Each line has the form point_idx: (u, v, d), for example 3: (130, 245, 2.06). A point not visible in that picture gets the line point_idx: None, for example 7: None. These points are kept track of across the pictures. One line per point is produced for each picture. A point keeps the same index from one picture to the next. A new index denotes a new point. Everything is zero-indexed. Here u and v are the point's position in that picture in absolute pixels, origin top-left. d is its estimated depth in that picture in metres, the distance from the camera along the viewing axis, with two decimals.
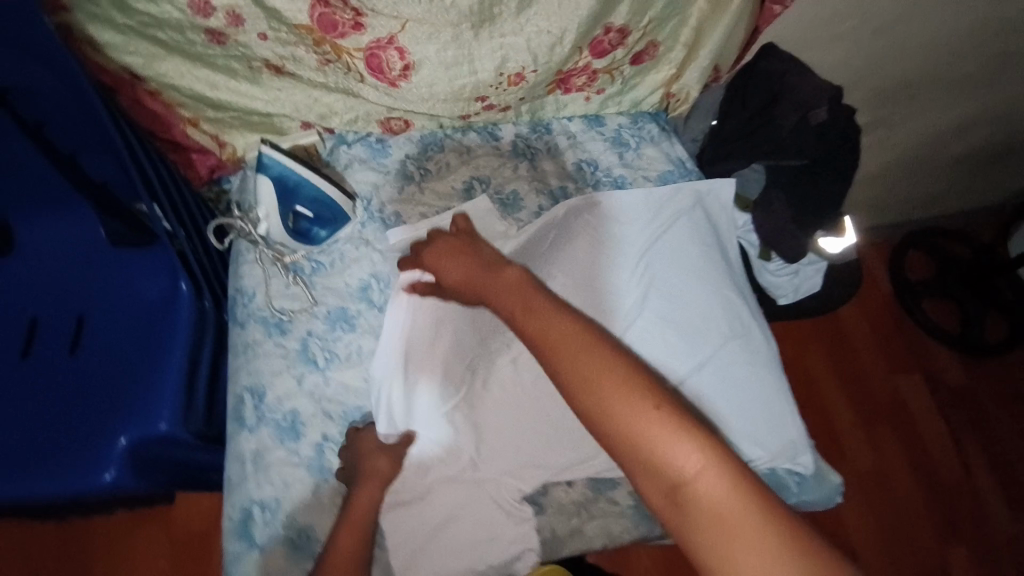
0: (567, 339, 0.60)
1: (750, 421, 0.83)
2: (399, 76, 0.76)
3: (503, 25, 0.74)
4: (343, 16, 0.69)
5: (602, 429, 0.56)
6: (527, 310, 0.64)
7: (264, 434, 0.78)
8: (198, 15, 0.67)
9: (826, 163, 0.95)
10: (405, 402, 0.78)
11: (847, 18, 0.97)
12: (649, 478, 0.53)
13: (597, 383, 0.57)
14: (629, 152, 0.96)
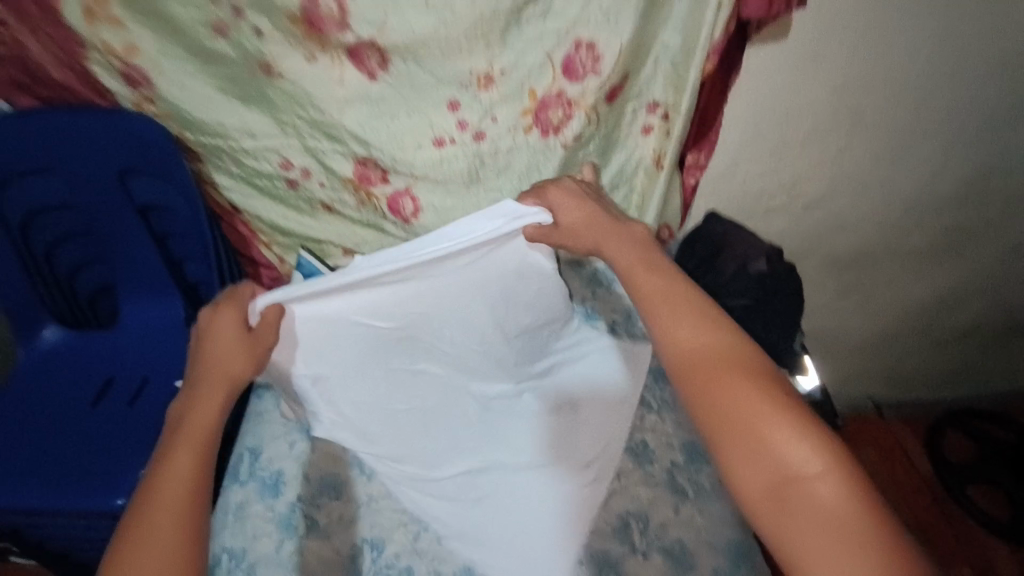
0: (693, 332, 0.67)
1: (514, 529, 0.88)
2: (411, 215, 1.02)
3: (489, 184, 0.99)
4: (374, 173, 0.97)
5: (715, 420, 0.62)
6: (673, 311, 0.69)
7: (250, 488, 0.89)
8: (283, 169, 0.96)
9: (768, 303, 1.09)
10: (388, 300, 0.92)
11: (776, 196, 1.19)
12: (751, 469, 0.59)
13: (730, 380, 0.63)
14: (600, 288, 1.09)
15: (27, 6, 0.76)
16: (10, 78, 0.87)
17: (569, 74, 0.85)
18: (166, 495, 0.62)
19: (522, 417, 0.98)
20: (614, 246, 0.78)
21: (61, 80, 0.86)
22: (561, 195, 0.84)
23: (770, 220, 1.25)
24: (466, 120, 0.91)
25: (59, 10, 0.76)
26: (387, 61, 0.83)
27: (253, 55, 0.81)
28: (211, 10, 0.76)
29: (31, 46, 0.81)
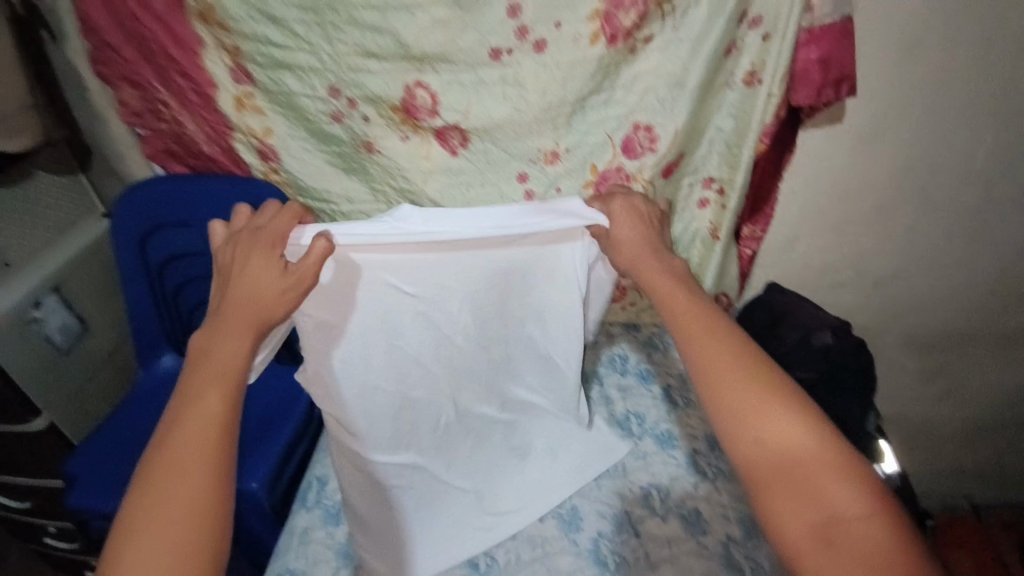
0: (727, 365, 0.63)
1: (398, 528, 0.92)
2: None
3: None
4: None
5: (755, 459, 0.60)
6: (710, 340, 0.65)
7: (315, 514, 0.97)
8: None
9: (834, 378, 1.05)
10: (418, 267, 0.87)
11: (844, 270, 1.18)
12: (794, 511, 0.58)
13: (770, 419, 0.60)
14: (655, 351, 1.15)
15: (195, 92, 0.92)
16: (164, 148, 1.01)
17: (628, 152, 0.94)
18: (190, 433, 0.59)
19: (467, 446, 0.97)
20: (651, 269, 0.74)
21: (207, 151, 1.00)
22: (622, 207, 0.81)
23: (837, 294, 1.23)
24: (533, 191, 1.01)
25: (218, 98, 0.92)
26: (467, 139, 0.96)
27: (358, 135, 0.96)
28: (331, 100, 0.92)
29: (189, 123, 0.96)
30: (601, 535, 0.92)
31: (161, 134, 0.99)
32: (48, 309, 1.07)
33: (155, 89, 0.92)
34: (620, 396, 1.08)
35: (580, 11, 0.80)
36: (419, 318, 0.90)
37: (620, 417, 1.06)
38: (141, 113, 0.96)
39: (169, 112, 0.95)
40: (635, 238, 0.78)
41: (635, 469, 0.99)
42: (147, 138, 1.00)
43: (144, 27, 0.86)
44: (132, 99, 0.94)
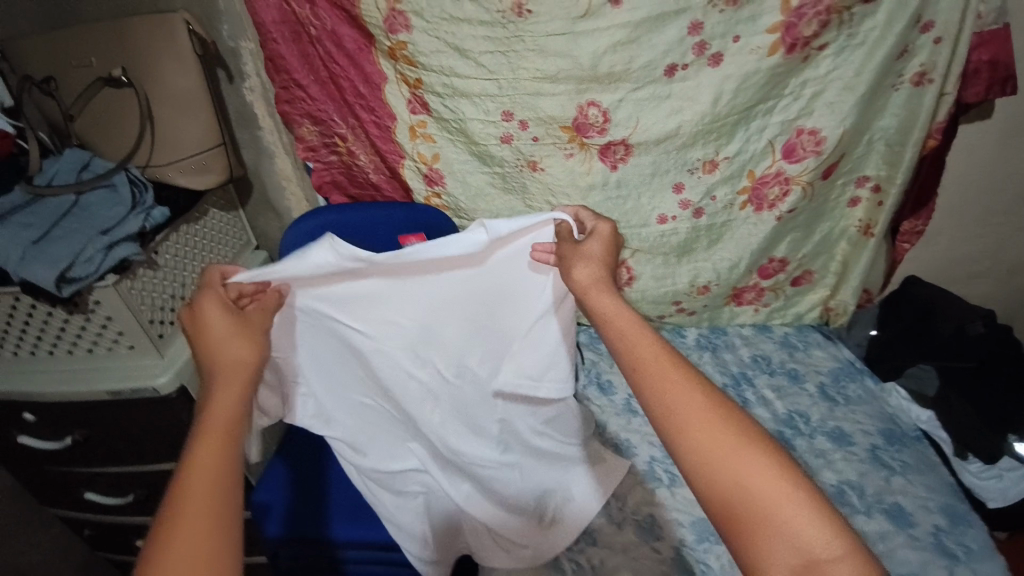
0: (684, 406, 0.49)
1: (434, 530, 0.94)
2: (625, 282, 1.15)
3: (697, 255, 1.10)
4: (623, 274, 1.14)
5: (711, 489, 0.46)
6: (652, 360, 0.52)
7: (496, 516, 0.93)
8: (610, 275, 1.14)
9: (995, 365, 1.07)
10: (364, 310, 0.86)
11: (980, 261, 1.21)
12: (765, 555, 0.43)
13: (729, 444, 0.47)
14: (798, 351, 1.19)
15: (374, 124, 0.96)
16: (329, 180, 1.04)
17: (789, 157, 0.96)
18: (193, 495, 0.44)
19: (448, 476, 0.96)
20: (607, 299, 0.61)
21: (375, 179, 1.04)
22: (600, 247, 0.70)
23: (972, 285, 1.25)
24: (688, 201, 1.03)
25: (397, 127, 0.96)
26: (630, 153, 0.98)
27: (525, 156, 0.98)
28: (503, 124, 0.95)
29: (363, 154, 1.01)
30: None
31: (327, 167, 1.02)
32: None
33: (335, 123, 0.97)
34: (775, 396, 1.11)
35: (762, 23, 0.83)
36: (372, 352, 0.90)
37: (783, 416, 1.07)
38: (314, 148, 0.99)
39: (344, 145, 1.00)
40: (598, 275, 0.65)
41: (820, 468, 0.98)
42: (313, 171, 1.03)
43: (335, 65, 0.90)
44: (309, 135, 0.98)
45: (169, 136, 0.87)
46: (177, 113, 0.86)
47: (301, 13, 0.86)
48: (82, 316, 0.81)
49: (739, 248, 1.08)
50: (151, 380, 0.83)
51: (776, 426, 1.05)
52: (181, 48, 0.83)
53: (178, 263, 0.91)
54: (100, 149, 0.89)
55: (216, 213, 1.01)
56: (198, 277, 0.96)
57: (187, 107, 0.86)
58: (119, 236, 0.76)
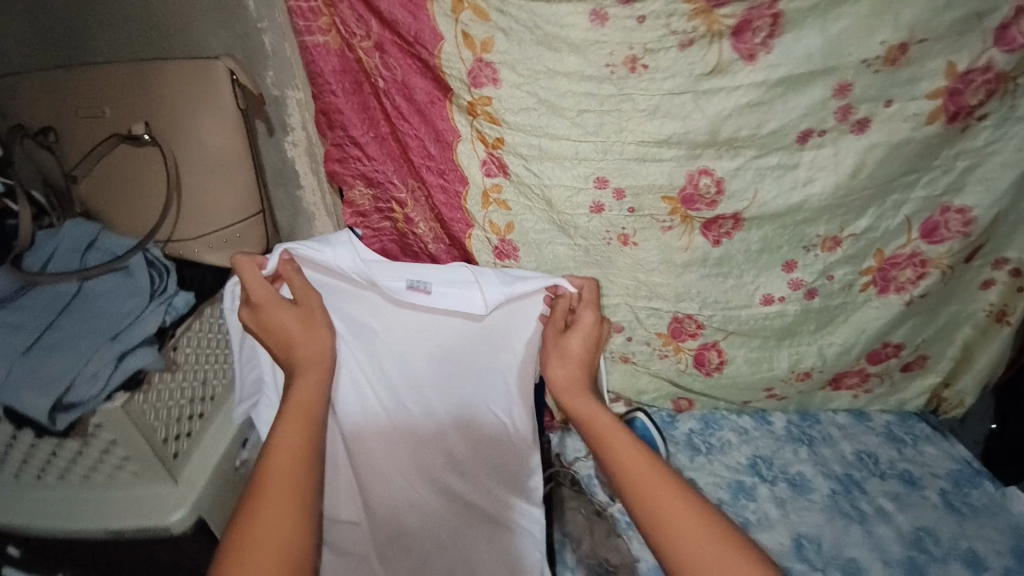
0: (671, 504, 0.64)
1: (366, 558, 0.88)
2: (714, 368, 0.99)
3: (801, 340, 0.95)
4: (713, 358, 0.98)
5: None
6: (635, 458, 0.69)
7: None
8: (696, 365, 0.99)
9: None
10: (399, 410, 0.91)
11: None
12: None
13: (706, 539, 0.61)
14: (907, 447, 1.04)
15: (439, 189, 0.81)
16: (377, 249, 0.89)
17: (929, 237, 0.82)
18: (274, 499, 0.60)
19: (391, 502, 0.91)
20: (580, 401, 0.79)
21: (434, 251, 0.88)
22: (580, 340, 0.82)
23: None
24: (799, 280, 0.87)
25: (469, 193, 0.81)
26: (738, 227, 0.83)
27: (616, 229, 0.83)
28: (596, 192, 0.80)
29: (421, 222, 0.86)
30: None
31: (377, 234, 0.87)
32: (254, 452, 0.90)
33: (393, 187, 0.83)
34: (896, 508, 0.95)
35: (920, 88, 0.70)
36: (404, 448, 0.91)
37: (909, 535, 0.91)
38: (366, 213, 0.85)
39: (401, 212, 0.85)
40: (572, 378, 0.81)
41: None
42: (360, 239, 0.87)
43: (402, 120, 0.76)
44: (362, 198, 0.84)
45: (201, 209, 0.85)
46: (212, 182, 0.82)
47: (369, 64, 0.73)
48: (80, 440, 0.72)
49: (854, 334, 0.92)
50: (163, 515, 0.75)
51: (902, 549, 0.89)
52: (222, 112, 0.78)
53: (198, 360, 0.82)
54: (134, 214, 0.87)
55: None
56: (221, 368, 0.86)
57: (216, 181, 0.83)
58: (129, 345, 0.71)
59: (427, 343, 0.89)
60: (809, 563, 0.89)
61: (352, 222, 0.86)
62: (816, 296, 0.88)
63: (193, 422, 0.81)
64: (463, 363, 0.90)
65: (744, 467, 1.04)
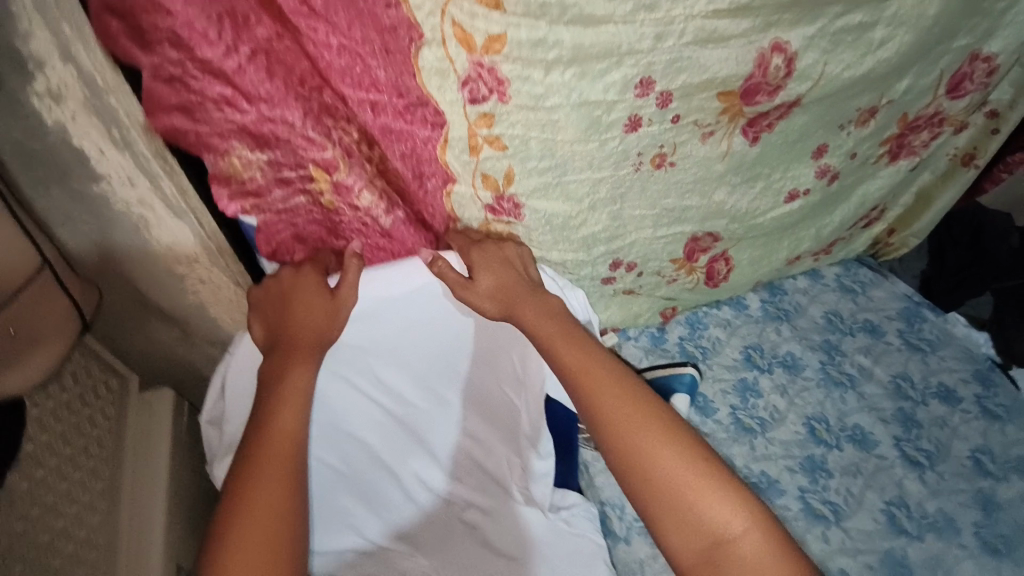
0: (601, 378, 0.59)
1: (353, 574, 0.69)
2: (719, 277, 0.87)
3: (803, 229, 0.86)
4: (720, 265, 0.85)
5: (614, 447, 0.57)
6: (586, 362, 0.60)
7: None
8: (705, 280, 0.87)
9: None
10: (415, 417, 0.73)
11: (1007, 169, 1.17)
12: (661, 511, 0.55)
13: (633, 414, 0.58)
14: (861, 296, 1.07)
15: (390, 129, 0.52)
16: (290, 236, 0.58)
17: (954, 91, 0.74)
18: (271, 484, 0.52)
19: (367, 501, 0.71)
20: (526, 310, 0.61)
21: (386, 224, 0.59)
22: (492, 280, 0.61)
23: None
24: (825, 166, 0.74)
25: (448, 138, 0.53)
26: (784, 115, 0.63)
27: (652, 148, 0.59)
28: (635, 102, 0.55)
29: (361, 187, 0.56)
30: (978, 525, 0.86)
31: (285, 215, 0.56)
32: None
33: (310, 145, 0.51)
34: (872, 361, 1.00)
35: None
36: (432, 458, 0.74)
37: (891, 384, 0.98)
38: (262, 190, 0.53)
39: (329, 178, 0.54)
40: (504, 291, 0.61)
41: (950, 440, 0.93)
42: (258, 228, 0.56)
43: (305, 17, 0.44)
44: (248, 169, 0.51)
45: None
46: None
47: None
48: None
49: (854, 210, 0.86)
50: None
51: (892, 402, 0.96)
52: None
53: (61, 512, 0.53)
54: None
55: (76, 395, 0.57)
56: (88, 541, 0.56)
57: None
58: None
59: (427, 335, 0.69)
60: (825, 443, 0.92)
61: (237, 207, 0.53)
62: (838, 178, 0.76)
63: None
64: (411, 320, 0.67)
65: (740, 364, 1.00)
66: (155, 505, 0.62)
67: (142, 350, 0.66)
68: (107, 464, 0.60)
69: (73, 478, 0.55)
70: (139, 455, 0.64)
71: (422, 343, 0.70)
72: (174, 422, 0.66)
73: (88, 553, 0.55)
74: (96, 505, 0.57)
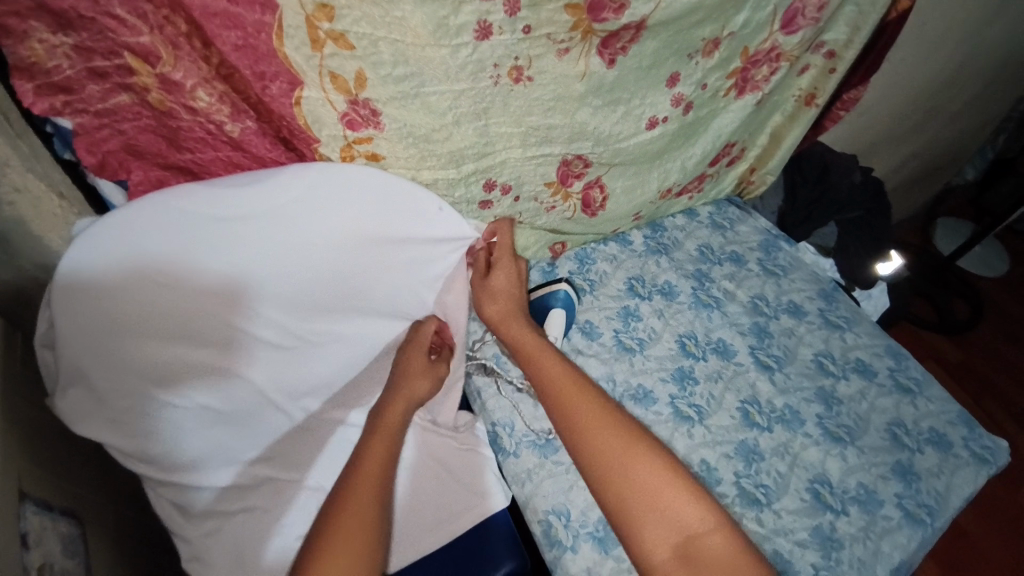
0: (575, 395, 0.70)
1: (236, 514, 0.69)
2: (598, 206, 0.92)
3: (670, 160, 0.93)
4: (597, 195, 0.90)
5: (588, 458, 0.65)
6: (560, 382, 0.71)
7: (586, 549, 0.78)
8: (584, 211, 0.91)
9: (878, 209, 1.24)
10: (300, 349, 0.71)
11: (853, 116, 1.33)
12: (633, 516, 0.62)
13: (605, 426, 0.67)
14: (728, 231, 1.18)
15: (212, 12, 0.49)
16: (120, 147, 0.57)
17: (786, 26, 0.83)
18: (369, 481, 0.61)
19: (248, 439, 0.71)
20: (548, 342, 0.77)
21: (234, 132, 0.59)
22: (503, 281, 0.79)
23: (840, 138, 1.38)
24: (681, 95, 0.81)
25: (282, 26, 0.52)
26: (635, 38, 0.68)
27: (508, 59, 0.63)
28: (483, 7, 0.58)
29: (195, 86, 0.54)
30: (821, 416, 0.98)
31: (107, 118, 0.54)
32: (41, 537, 0.57)
33: (124, 30, 0.49)
34: (735, 285, 1.11)
35: None
36: (321, 387, 0.76)
37: (749, 303, 1.09)
38: (71, 84, 0.50)
39: (152, 73, 0.52)
40: (506, 309, 0.78)
41: (796, 346, 1.05)
42: (76, 131, 0.53)
43: None
44: (52, 56, 0.48)
45: None
46: None
47: None
48: None
49: (712, 141, 0.94)
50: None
51: (749, 318, 1.07)
52: None
53: None
54: None
55: None
56: None
57: None
58: None
59: (310, 263, 0.67)
60: (693, 356, 1.02)
61: (47, 106, 0.50)
62: (693, 107, 0.83)
63: None
64: (273, 247, 0.64)
65: (624, 294, 1.08)
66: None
67: None
68: None
69: None
70: None
71: (295, 275, 0.67)
72: (2, 357, 0.62)
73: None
74: None
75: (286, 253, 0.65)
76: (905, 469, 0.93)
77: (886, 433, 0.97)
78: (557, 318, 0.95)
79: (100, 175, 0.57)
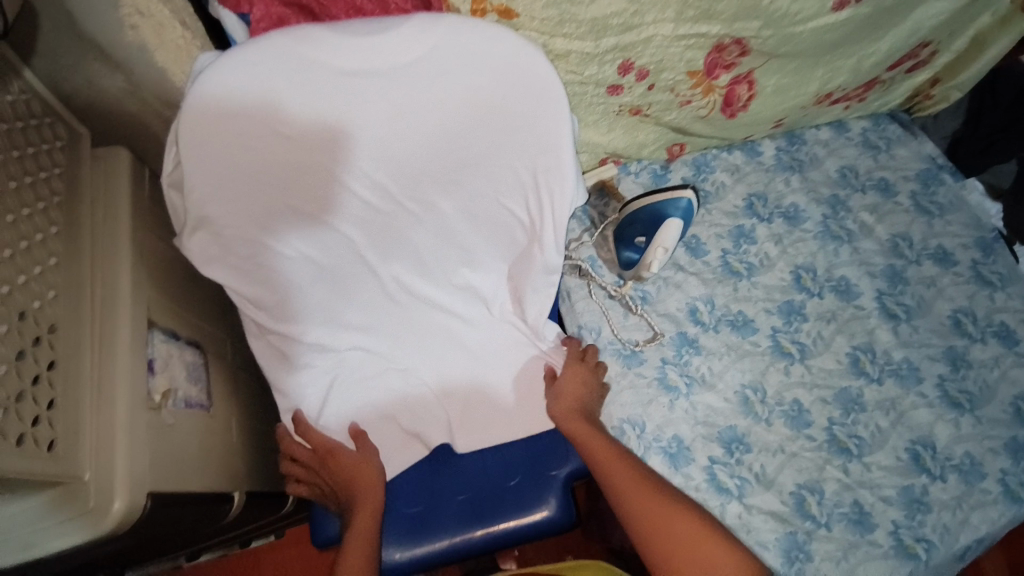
0: (642, 495, 0.72)
1: (330, 361, 0.77)
2: (741, 106, 0.79)
3: (844, 57, 0.76)
4: (743, 92, 0.77)
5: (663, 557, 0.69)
6: (634, 485, 0.73)
7: (656, 461, 0.85)
8: (723, 111, 0.79)
9: None
10: (401, 221, 0.69)
11: None
12: None
13: (673, 523, 0.70)
14: (882, 154, 1.00)
15: None
16: None
17: None
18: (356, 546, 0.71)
19: (347, 299, 0.74)
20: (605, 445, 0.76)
21: None
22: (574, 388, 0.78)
23: None
24: None
25: None
26: None
27: None
28: None
29: None
30: (943, 378, 0.88)
31: None
32: (167, 364, 0.64)
33: None
34: (875, 220, 0.96)
35: None
36: (419, 265, 0.75)
37: (889, 243, 0.95)
38: None
39: None
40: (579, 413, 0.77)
41: (933, 299, 0.92)
42: None
43: None
44: None
45: None
46: None
47: None
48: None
49: (905, 36, 0.76)
50: (105, 516, 0.52)
51: (885, 259, 0.94)
52: None
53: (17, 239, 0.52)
54: None
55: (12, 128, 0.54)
56: (46, 277, 0.55)
57: None
58: None
59: (419, 134, 0.62)
60: (807, 292, 0.93)
61: None
62: None
63: (48, 378, 0.52)
64: (389, 112, 0.60)
65: (742, 211, 0.96)
66: (121, 256, 0.62)
67: (89, 100, 0.65)
68: (62, 209, 0.59)
69: (23, 210, 0.54)
70: (100, 206, 0.63)
71: (408, 145, 0.63)
72: (131, 184, 0.66)
73: (47, 290, 0.54)
74: (54, 245, 0.56)
75: (402, 120, 0.61)
76: (1022, 448, 0.83)
77: (1010, 407, 0.86)
78: (674, 227, 0.86)
79: (224, 4, 0.60)
